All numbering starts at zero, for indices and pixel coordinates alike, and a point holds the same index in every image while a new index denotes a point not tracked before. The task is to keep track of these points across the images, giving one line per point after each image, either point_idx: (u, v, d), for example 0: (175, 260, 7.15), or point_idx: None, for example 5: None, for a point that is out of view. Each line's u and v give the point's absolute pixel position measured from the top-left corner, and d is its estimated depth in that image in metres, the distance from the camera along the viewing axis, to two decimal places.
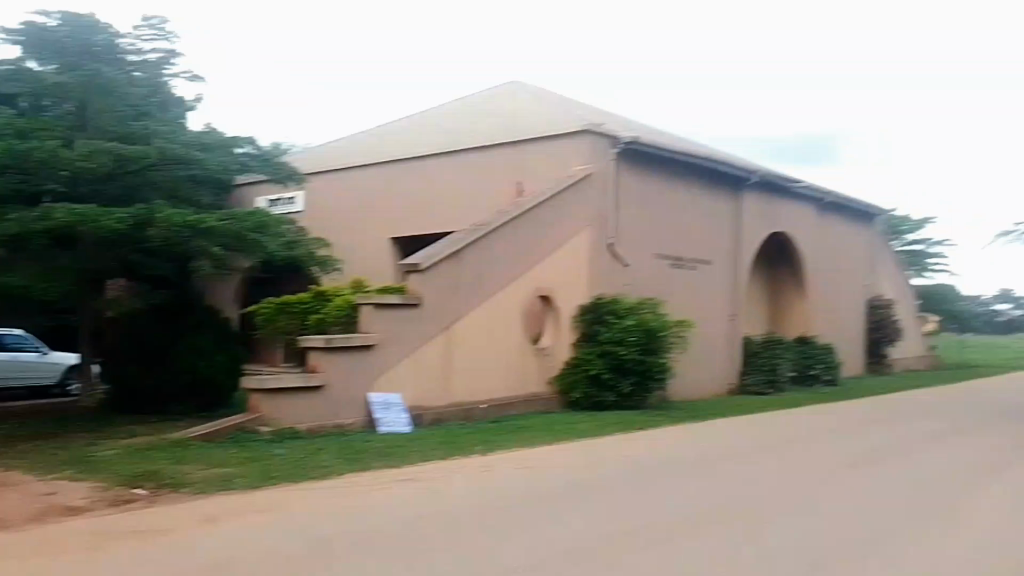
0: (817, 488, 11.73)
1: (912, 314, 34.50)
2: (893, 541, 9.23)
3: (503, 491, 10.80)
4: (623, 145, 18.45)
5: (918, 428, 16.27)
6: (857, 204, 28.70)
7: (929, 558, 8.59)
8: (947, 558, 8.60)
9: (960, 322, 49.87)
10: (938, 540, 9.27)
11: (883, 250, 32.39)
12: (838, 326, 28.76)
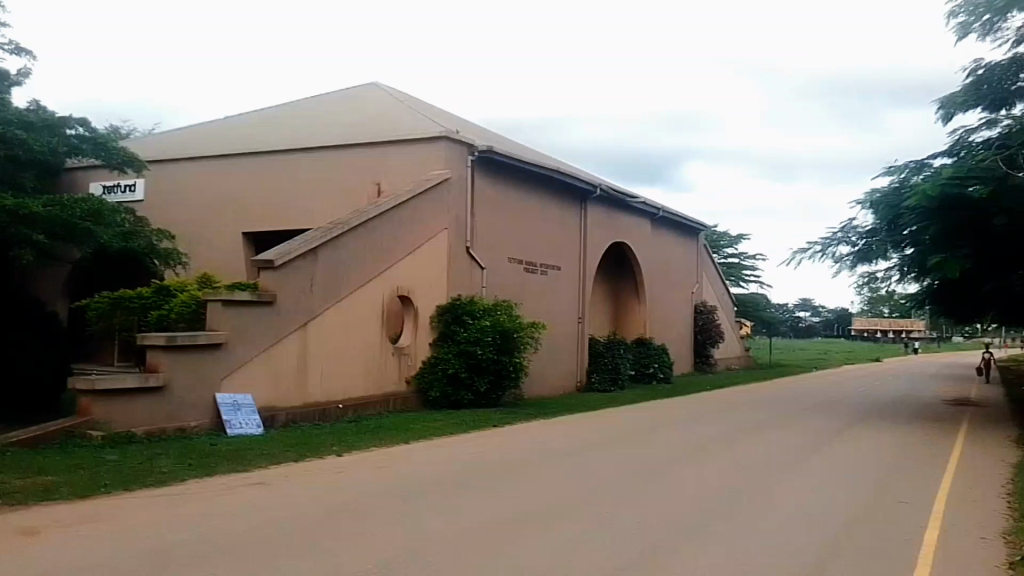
0: (676, 465, 12.42)
1: (729, 318, 37.75)
2: (755, 503, 9.98)
3: (376, 486, 10.54)
4: (479, 154, 19.11)
5: (747, 420, 17.65)
6: (689, 218, 31.08)
7: (791, 516, 9.34)
8: (805, 514, 9.41)
9: (766, 330, 54.85)
10: (794, 501, 10.11)
11: (708, 260, 35.19)
12: (672, 329, 30.98)
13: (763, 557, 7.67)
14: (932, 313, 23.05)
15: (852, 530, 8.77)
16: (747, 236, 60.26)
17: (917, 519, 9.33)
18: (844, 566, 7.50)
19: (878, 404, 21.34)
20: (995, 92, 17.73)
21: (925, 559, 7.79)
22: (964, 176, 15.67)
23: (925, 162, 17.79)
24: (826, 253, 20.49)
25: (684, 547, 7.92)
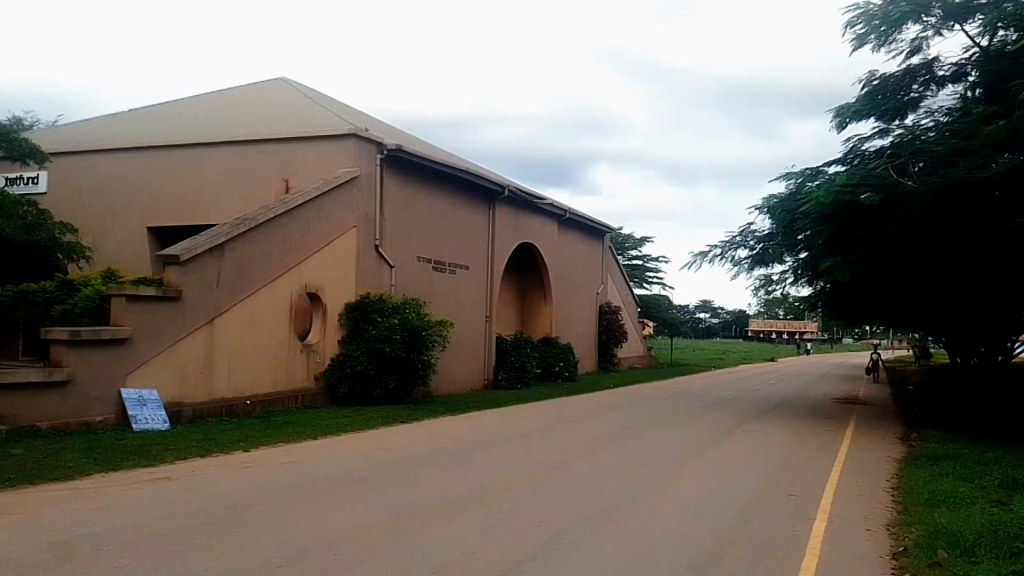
0: (579, 459, 12.98)
1: (632, 318, 39.00)
2: (654, 496, 10.57)
3: (287, 481, 10.67)
4: (387, 153, 19.28)
5: (647, 416, 18.50)
6: (594, 221, 32.00)
7: (685, 508, 9.97)
8: (698, 507, 10.05)
9: (667, 330, 56.77)
10: (688, 494, 10.76)
11: (612, 261, 36.27)
12: (578, 328, 31.96)
13: (664, 547, 8.18)
14: (823, 314, 24.38)
15: (741, 521, 9.43)
16: (649, 240, 62.21)
17: (800, 510, 10.09)
18: (735, 554, 8.10)
19: (769, 401, 22.58)
20: (888, 103, 17.20)
21: (810, 548, 8.45)
22: (857, 183, 15.44)
23: (820, 168, 17.84)
24: (725, 254, 20.99)
25: (587, 537, 8.39)
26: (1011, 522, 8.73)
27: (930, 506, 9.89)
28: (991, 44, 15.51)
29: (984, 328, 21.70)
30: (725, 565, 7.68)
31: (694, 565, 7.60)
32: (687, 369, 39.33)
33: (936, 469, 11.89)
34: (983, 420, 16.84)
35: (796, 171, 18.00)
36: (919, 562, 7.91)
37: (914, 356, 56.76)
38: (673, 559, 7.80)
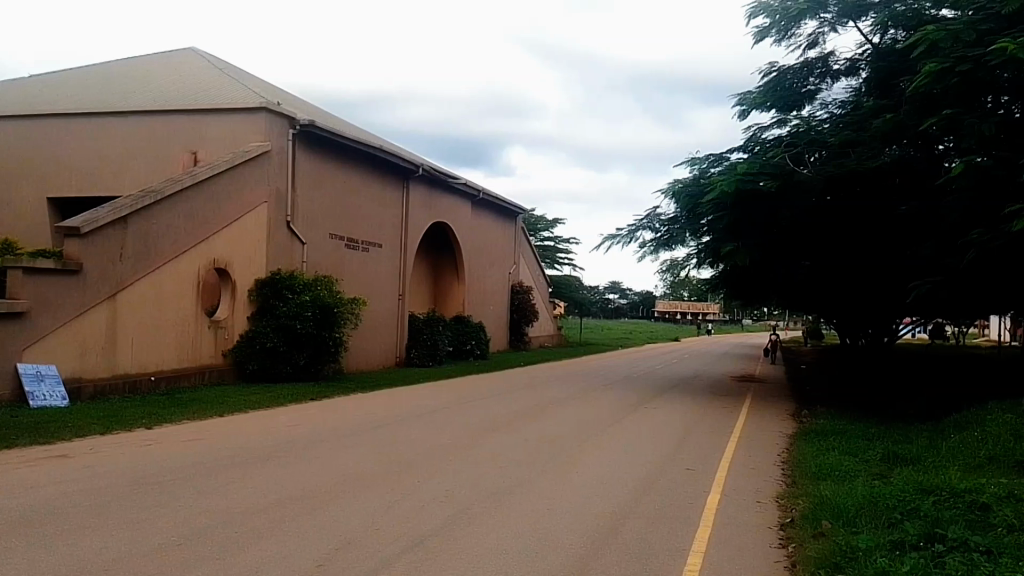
0: (488, 436, 13.36)
1: (543, 298, 39.77)
2: (559, 473, 11.01)
3: (191, 458, 10.67)
4: (300, 128, 19.07)
5: (555, 393, 19.11)
6: (506, 202, 32.43)
7: (588, 484, 10.44)
8: (600, 483, 10.55)
9: (578, 311, 58.02)
10: (593, 470, 11.27)
11: (523, 241, 36.84)
12: (491, 308, 32.45)
13: (572, 523, 8.59)
14: (725, 296, 25.46)
15: (641, 496, 9.97)
16: (560, 222, 63.38)
17: (696, 485, 10.70)
18: (636, 528, 8.60)
19: (672, 379, 23.49)
20: (786, 94, 18.09)
21: (708, 522, 9.04)
22: (756, 171, 15.86)
23: (722, 155, 18.64)
24: (632, 237, 21.46)
25: (492, 513, 8.76)
26: (886, 493, 9.52)
27: (815, 479, 10.66)
28: (879, 45, 16.53)
29: (871, 311, 23.14)
30: (626, 539, 8.16)
31: (597, 540, 8.04)
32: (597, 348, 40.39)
33: (820, 442, 12.75)
34: (866, 396, 18.08)
35: (699, 157, 18.76)
36: (804, 532, 8.58)
37: (808, 336, 59.94)
38: (577, 534, 8.22)
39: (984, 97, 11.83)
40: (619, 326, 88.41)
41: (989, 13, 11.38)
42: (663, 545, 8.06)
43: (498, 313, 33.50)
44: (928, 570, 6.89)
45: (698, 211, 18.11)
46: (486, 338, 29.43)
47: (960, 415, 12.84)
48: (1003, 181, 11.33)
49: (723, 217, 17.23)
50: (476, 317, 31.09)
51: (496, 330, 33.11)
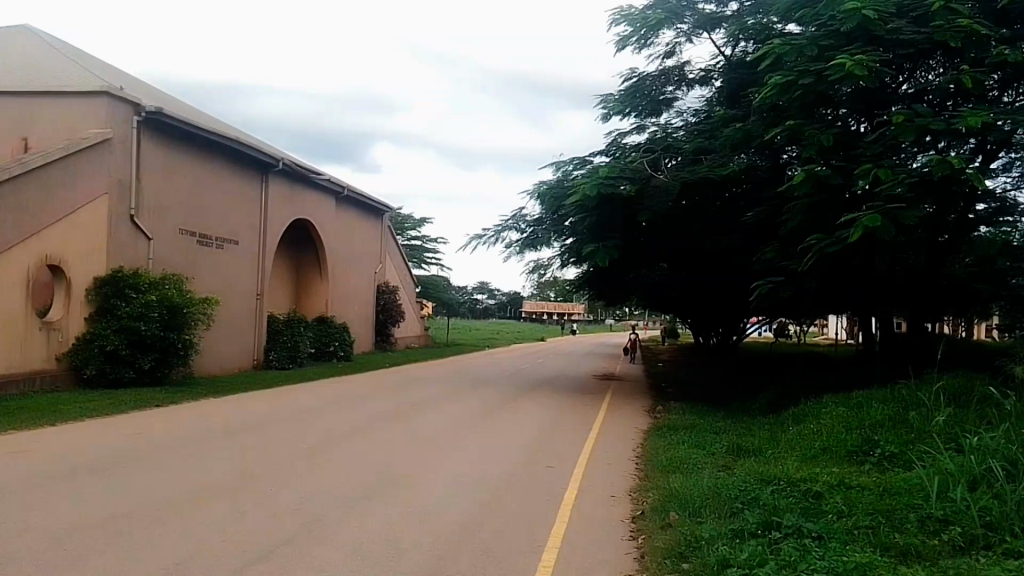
0: (348, 440, 13.03)
1: (410, 299, 39.41)
2: (421, 474, 10.90)
3: (15, 470, 9.75)
4: (146, 116, 17.89)
5: (418, 394, 18.92)
6: (372, 199, 31.83)
7: (450, 485, 10.37)
8: (460, 483, 10.51)
9: (447, 311, 57.98)
10: (455, 471, 11.22)
11: (388, 240, 36.31)
12: (355, 309, 31.77)
13: (430, 525, 8.51)
14: (588, 297, 26.05)
15: (501, 495, 10.02)
16: (428, 221, 63.18)
17: (555, 482, 10.87)
18: (493, 528, 8.60)
19: (537, 379, 23.82)
20: (644, 101, 18.65)
21: (564, 518, 9.20)
22: (617, 175, 16.33)
23: (587, 159, 18.77)
24: (498, 238, 21.33)
25: (350, 518, 8.54)
26: (730, 486, 10.03)
27: (666, 471, 11.08)
28: (732, 56, 17.29)
29: (722, 310, 24.37)
30: (484, 539, 8.14)
31: (455, 540, 8.02)
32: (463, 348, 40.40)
33: (674, 436, 13.26)
34: (717, 392, 19.01)
35: (565, 161, 18.81)
36: (653, 523, 8.92)
37: (666, 336, 62.61)
38: (437, 535, 8.16)
39: (827, 109, 12.42)
40: (486, 326, 89.16)
41: (829, 30, 11.92)
42: (521, 542, 8.15)
43: (363, 314, 32.87)
44: (763, 556, 7.35)
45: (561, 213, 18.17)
46: (350, 339, 28.79)
47: (799, 408, 13.71)
48: (838, 189, 12.03)
49: (583, 221, 17.59)
50: (340, 318, 30.38)
51: (361, 331, 32.51)
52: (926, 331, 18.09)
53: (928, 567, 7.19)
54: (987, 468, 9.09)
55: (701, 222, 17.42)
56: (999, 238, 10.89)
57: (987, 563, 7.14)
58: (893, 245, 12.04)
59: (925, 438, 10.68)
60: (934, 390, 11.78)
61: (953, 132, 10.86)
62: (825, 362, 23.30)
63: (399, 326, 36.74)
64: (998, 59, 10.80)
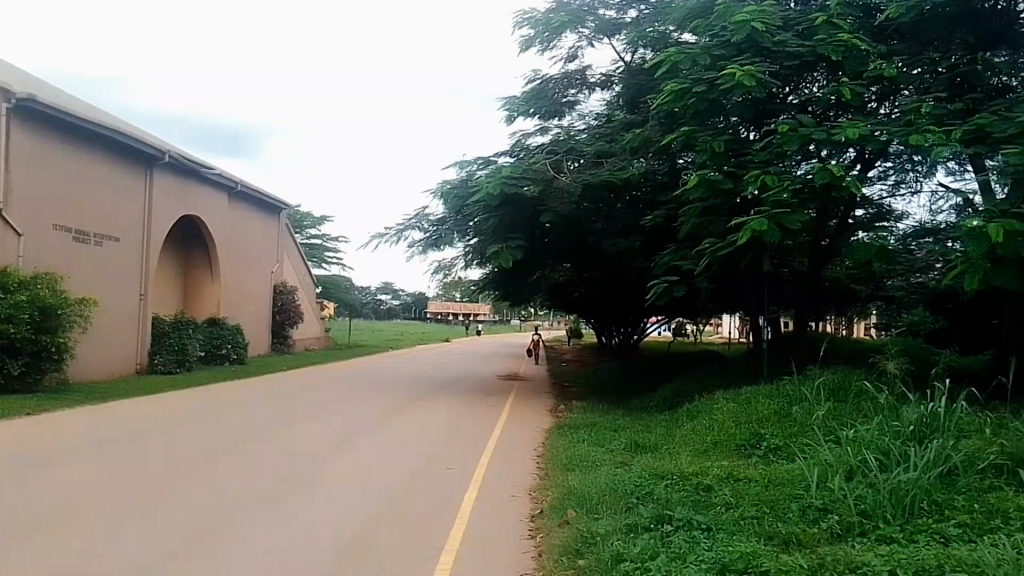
0: (244, 444, 12.63)
1: (309, 299, 38.56)
2: (319, 479, 10.68)
3: None
4: (16, 103, 16.92)
5: (313, 396, 18.49)
6: (268, 195, 30.96)
7: (347, 489, 10.20)
8: (360, 487, 10.35)
9: (348, 311, 57.08)
10: (354, 475, 11.05)
11: (286, 239, 35.38)
12: (249, 309, 30.82)
13: (327, 530, 8.36)
14: (491, 297, 26.07)
15: (399, 499, 9.91)
16: (327, 220, 62.10)
17: (455, 483, 10.85)
18: (390, 531, 8.50)
19: (439, 380, 23.69)
20: (547, 103, 18.85)
21: (463, 519, 9.17)
22: (520, 175, 16.37)
23: (490, 160, 18.51)
24: (400, 237, 20.72)
25: (243, 525, 8.30)
26: (627, 482, 10.25)
27: (565, 470, 11.21)
28: (632, 62, 17.66)
29: (622, 310, 24.86)
30: (381, 543, 8.03)
31: (353, 545, 7.90)
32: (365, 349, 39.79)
33: (573, 434, 13.42)
34: (616, 391, 19.39)
35: (470, 159, 18.49)
36: (551, 522, 9.04)
37: (569, 336, 63.49)
38: (334, 541, 8.02)
39: (719, 117, 12.80)
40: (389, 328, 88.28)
41: (722, 40, 12.25)
42: (419, 545, 8.08)
43: (259, 316, 31.91)
44: (656, 550, 7.54)
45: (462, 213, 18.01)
46: (242, 341, 27.87)
47: (693, 405, 14.13)
48: (729, 193, 12.43)
49: (485, 223, 17.54)
50: (234, 319, 29.40)
51: (256, 333, 31.58)
52: (811, 329, 18.96)
53: (807, 553, 7.53)
54: (863, 458, 9.62)
55: (600, 224, 17.70)
56: (875, 242, 11.50)
57: (862, 548, 7.56)
58: (780, 248, 12.55)
59: (806, 432, 11.19)
60: (816, 386, 12.35)
61: (834, 142, 11.39)
62: (719, 361, 24.11)
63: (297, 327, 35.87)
64: (875, 72, 11.39)
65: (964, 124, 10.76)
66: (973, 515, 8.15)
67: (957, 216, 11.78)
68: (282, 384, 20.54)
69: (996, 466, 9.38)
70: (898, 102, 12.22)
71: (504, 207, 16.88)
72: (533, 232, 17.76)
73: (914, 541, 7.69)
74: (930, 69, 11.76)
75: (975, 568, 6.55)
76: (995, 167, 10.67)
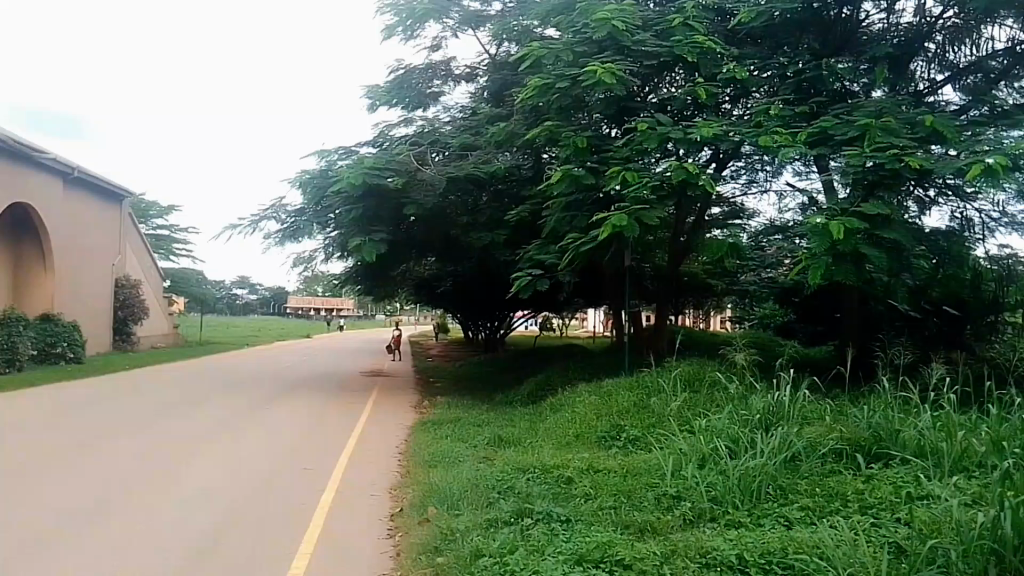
0: (82, 448, 11.73)
1: (154, 295, 36.54)
2: (165, 482, 10.06)
3: None
4: None
5: (163, 395, 17.45)
6: (109, 182, 29.05)
7: (196, 493, 9.64)
8: (211, 490, 9.80)
9: (200, 306, 54.39)
10: (205, 476, 10.49)
11: (130, 229, 33.29)
12: (87, 305, 28.78)
13: (169, 537, 7.84)
14: (355, 292, 25.47)
15: (251, 501, 9.43)
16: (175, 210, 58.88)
17: (313, 483, 10.45)
18: (239, 537, 8.03)
19: (299, 377, 22.89)
20: (411, 93, 18.57)
21: (318, 521, 8.81)
22: (382, 167, 15.89)
23: (352, 150, 17.75)
24: (256, 228, 19.66)
25: (75, 539, 7.67)
26: (488, 478, 10.16)
27: (427, 467, 11.01)
28: (496, 55, 17.62)
29: (490, 303, 24.89)
30: (228, 550, 7.59)
31: (196, 553, 7.43)
32: (222, 346, 38.07)
33: (436, 431, 13.22)
34: (482, 385, 19.37)
35: (329, 150, 17.61)
36: (411, 520, 8.81)
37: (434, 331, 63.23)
38: (175, 550, 7.53)
39: (583, 114, 12.96)
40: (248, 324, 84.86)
41: (583, 37, 12.37)
42: (269, 550, 7.67)
43: (98, 312, 29.86)
44: (514, 544, 7.48)
45: (319, 206, 17.37)
46: (80, 339, 25.94)
47: (556, 398, 14.25)
48: (591, 189, 12.56)
49: (342, 217, 16.90)
50: (70, 315, 27.34)
51: (96, 330, 29.54)
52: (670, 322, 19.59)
53: (661, 541, 7.68)
54: (714, 446, 9.97)
55: (465, 218, 17.58)
56: (728, 240, 11.89)
57: (713, 533, 7.79)
58: (639, 244, 12.82)
59: (663, 423, 11.47)
60: (673, 378, 12.70)
61: (690, 141, 11.71)
62: (583, 354, 24.60)
63: (142, 323, 33.85)
64: (728, 76, 11.81)
65: (809, 127, 11.34)
66: (815, 499, 8.56)
67: (803, 214, 12.35)
68: (124, 382, 19.24)
69: (834, 450, 9.90)
70: (748, 105, 12.71)
71: (363, 200, 16.31)
72: (396, 225, 17.39)
73: (760, 525, 8.01)
74: (779, 73, 12.33)
75: (815, 548, 6.80)
76: (837, 168, 11.28)
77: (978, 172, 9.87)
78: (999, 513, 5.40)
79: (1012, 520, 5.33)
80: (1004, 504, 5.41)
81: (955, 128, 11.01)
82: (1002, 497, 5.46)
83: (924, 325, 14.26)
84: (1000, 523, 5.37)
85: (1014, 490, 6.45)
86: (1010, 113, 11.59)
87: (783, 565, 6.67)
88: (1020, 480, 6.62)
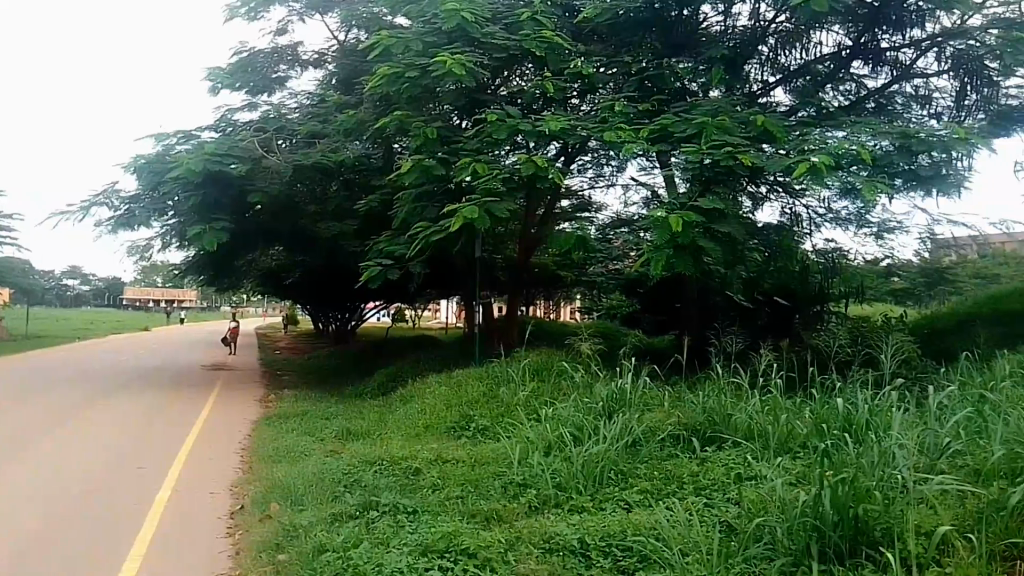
0: None
1: None
2: None
3: None
4: None
5: None
6: None
7: (16, 498, 9.00)
8: (34, 495, 9.17)
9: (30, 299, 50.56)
10: (30, 477, 9.87)
11: None
12: None
13: None
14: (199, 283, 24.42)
15: (82, 502, 8.97)
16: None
17: (149, 480, 10.07)
18: (62, 543, 7.57)
19: (140, 372, 21.69)
20: (256, 77, 18.00)
21: (153, 522, 8.42)
22: (224, 154, 15.37)
23: (192, 133, 16.99)
24: (86, 213, 18.41)
25: None
26: (336, 472, 10.00)
27: (273, 462, 10.73)
28: (344, 41, 17.38)
29: (344, 294, 24.52)
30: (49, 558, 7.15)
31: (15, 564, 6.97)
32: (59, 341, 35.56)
33: (280, 425, 12.91)
34: (335, 378, 19.04)
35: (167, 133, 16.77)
36: (251, 517, 8.58)
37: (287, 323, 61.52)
38: None
39: (433, 104, 12.94)
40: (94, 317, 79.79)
41: (433, 28, 12.36)
42: (96, 555, 7.29)
43: None
44: (359, 536, 7.41)
45: (155, 192, 16.52)
46: None
47: (405, 390, 14.20)
48: (443, 179, 12.54)
49: (181, 204, 16.15)
50: None
51: None
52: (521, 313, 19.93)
53: (506, 528, 7.77)
54: (559, 434, 10.19)
55: (313, 207, 17.21)
56: (575, 233, 12.15)
57: (556, 519, 7.98)
58: (491, 235, 12.92)
59: (511, 412, 11.62)
60: (521, 367, 12.90)
61: (540, 134, 11.90)
62: (437, 345, 24.72)
63: None
64: (574, 72, 12.08)
65: (651, 124, 11.75)
66: (653, 481, 8.90)
67: (646, 208, 12.80)
68: None
69: (672, 435, 10.30)
70: (593, 101, 13.02)
71: (202, 187, 15.66)
72: (237, 213, 16.81)
73: (601, 509, 8.27)
74: (623, 70, 12.74)
75: (652, 529, 7.03)
76: (677, 163, 11.74)
77: (804, 171, 10.47)
78: (820, 490, 5.54)
79: (832, 497, 5.49)
80: (823, 483, 5.60)
81: (784, 128, 11.65)
82: (822, 476, 5.63)
83: (757, 315, 15.09)
84: (821, 501, 5.54)
85: (832, 467, 6.83)
86: (834, 115, 12.43)
87: (623, 546, 6.86)
88: (837, 458, 7.03)
